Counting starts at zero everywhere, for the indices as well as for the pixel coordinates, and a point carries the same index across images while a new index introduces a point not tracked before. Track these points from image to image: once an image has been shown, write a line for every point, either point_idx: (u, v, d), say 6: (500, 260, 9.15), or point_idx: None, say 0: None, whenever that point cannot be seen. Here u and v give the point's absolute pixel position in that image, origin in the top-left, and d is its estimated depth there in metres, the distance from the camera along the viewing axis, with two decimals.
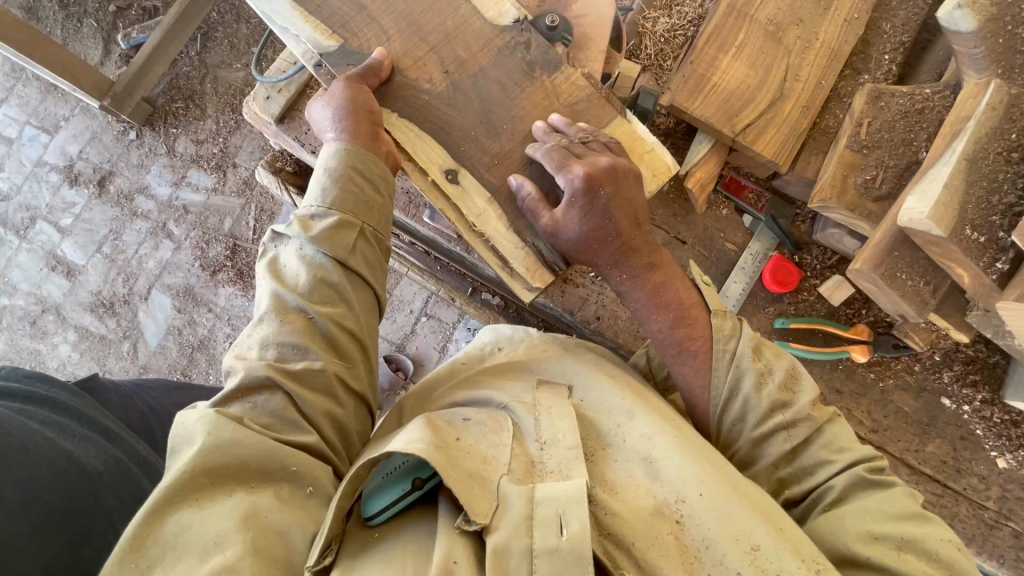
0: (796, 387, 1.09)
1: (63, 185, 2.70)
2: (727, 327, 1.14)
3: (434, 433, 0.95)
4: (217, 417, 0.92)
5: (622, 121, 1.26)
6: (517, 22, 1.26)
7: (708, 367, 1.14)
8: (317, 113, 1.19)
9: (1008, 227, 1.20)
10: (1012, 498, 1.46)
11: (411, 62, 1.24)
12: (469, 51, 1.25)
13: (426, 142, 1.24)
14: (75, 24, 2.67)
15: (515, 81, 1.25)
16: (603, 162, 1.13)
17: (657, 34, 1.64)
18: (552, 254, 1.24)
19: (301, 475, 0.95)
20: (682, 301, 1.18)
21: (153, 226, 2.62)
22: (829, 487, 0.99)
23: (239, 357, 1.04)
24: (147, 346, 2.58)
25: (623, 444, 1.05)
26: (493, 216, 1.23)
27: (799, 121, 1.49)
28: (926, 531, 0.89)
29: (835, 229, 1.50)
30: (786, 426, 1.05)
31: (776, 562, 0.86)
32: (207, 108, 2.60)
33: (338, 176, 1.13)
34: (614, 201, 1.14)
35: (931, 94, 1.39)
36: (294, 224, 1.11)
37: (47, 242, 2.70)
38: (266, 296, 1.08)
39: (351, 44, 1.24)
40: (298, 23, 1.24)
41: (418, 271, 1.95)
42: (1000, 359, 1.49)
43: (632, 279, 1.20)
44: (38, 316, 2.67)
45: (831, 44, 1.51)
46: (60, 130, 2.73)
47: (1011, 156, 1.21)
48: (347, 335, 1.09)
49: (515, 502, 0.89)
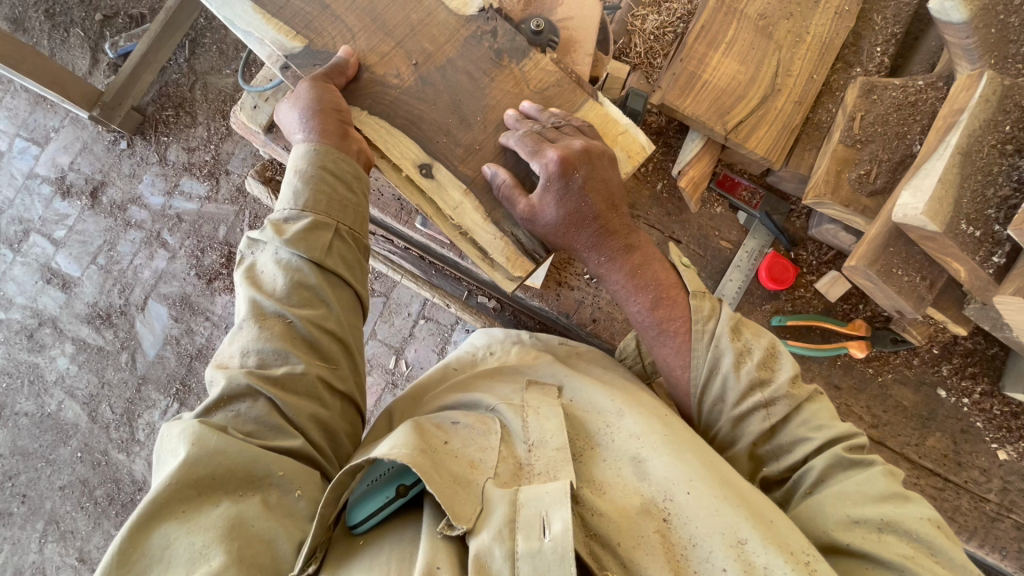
0: (775, 366, 1.08)
1: (56, 197, 2.68)
2: (705, 308, 1.13)
3: (420, 439, 0.97)
4: (200, 427, 0.92)
5: (596, 104, 1.25)
6: (482, 11, 1.25)
7: (688, 348, 1.12)
8: (285, 115, 1.17)
9: (1004, 220, 1.18)
10: (1013, 490, 1.46)
11: (379, 57, 1.22)
12: (436, 44, 1.23)
13: (398, 136, 1.22)
14: (61, 34, 2.64)
15: (484, 70, 1.23)
16: (577, 145, 1.12)
17: (646, 32, 1.62)
18: (532, 242, 1.22)
19: (286, 481, 0.94)
20: (661, 283, 1.16)
21: (147, 236, 2.60)
22: (808, 469, 0.99)
23: (221, 367, 1.02)
24: (146, 357, 2.57)
25: (610, 442, 1.04)
26: (470, 208, 1.21)
27: (791, 116, 1.47)
28: (907, 511, 0.89)
29: (830, 224, 1.48)
30: (765, 404, 1.04)
31: (763, 555, 0.84)
32: (197, 116, 2.58)
33: (311, 176, 1.11)
34: (588, 183, 1.12)
35: (924, 86, 1.38)
36: (269, 229, 1.10)
37: (42, 255, 2.69)
38: (243, 302, 1.06)
39: (317, 43, 1.22)
40: (260, 24, 1.22)
41: (412, 278, 1.91)
42: (999, 351, 1.49)
43: (610, 261, 1.17)
44: (35, 329, 2.66)
45: (823, 37, 1.49)
46: (50, 141, 2.71)
47: (1005, 148, 1.19)
48: (327, 337, 1.08)
49: (498, 506, 0.88)
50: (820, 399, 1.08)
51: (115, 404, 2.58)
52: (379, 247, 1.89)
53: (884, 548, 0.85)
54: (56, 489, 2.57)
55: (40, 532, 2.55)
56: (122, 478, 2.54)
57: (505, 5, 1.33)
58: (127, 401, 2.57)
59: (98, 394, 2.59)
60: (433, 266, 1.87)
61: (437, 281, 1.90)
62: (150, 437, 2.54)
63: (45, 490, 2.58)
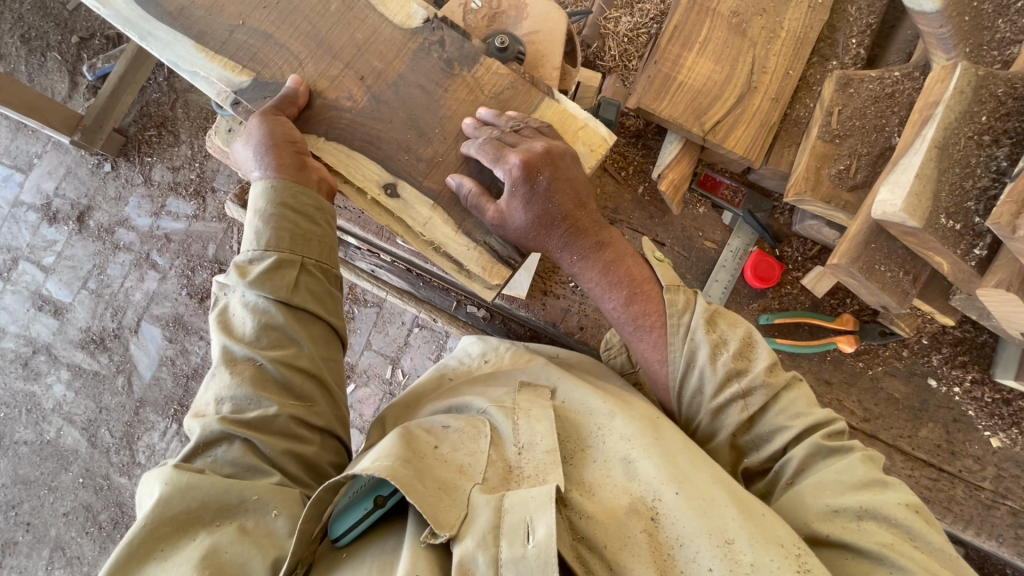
0: (751, 354, 1.07)
1: (43, 223, 2.67)
2: (679, 302, 1.12)
3: (406, 447, 0.98)
4: (173, 469, 0.96)
5: (552, 102, 1.22)
6: (426, 21, 1.23)
7: (665, 342, 1.12)
8: (240, 152, 1.16)
9: (984, 213, 1.17)
10: (1008, 477, 1.46)
11: (329, 82, 1.21)
12: (386, 60, 1.22)
13: (358, 159, 1.20)
14: (38, 59, 2.62)
15: (436, 81, 1.21)
16: (538, 146, 1.11)
17: (620, 34, 1.61)
18: (506, 248, 1.20)
19: (261, 503, 0.96)
20: (633, 277, 1.16)
21: (137, 258, 2.59)
22: (788, 459, 0.99)
23: (198, 416, 1.06)
24: (142, 379, 2.56)
25: (601, 444, 1.03)
26: (439, 222, 1.19)
27: (770, 113, 1.46)
28: (885, 497, 0.89)
29: (813, 220, 1.47)
30: (742, 394, 1.04)
31: (750, 553, 0.83)
32: (180, 134, 2.55)
33: (271, 215, 1.11)
34: (553, 184, 1.11)
35: (900, 77, 1.37)
36: (234, 272, 1.11)
37: (32, 282, 2.68)
38: (215, 349, 1.08)
39: (264, 75, 1.21)
40: (205, 63, 1.21)
41: (397, 293, 1.89)
42: (988, 338, 1.48)
43: (583, 260, 1.17)
44: (30, 357, 2.65)
45: (797, 31, 1.48)
46: (34, 168, 2.69)
47: (982, 138, 1.17)
48: (300, 375, 1.09)
49: (482, 511, 0.88)
50: (799, 386, 1.07)
51: (114, 428, 2.57)
52: (361, 260, 1.86)
53: (862, 537, 0.85)
54: (60, 515, 2.57)
55: (46, 559, 2.56)
56: (125, 501, 2.53)
57: (469, 24, 1.33)
58: (126, 424, 2.56)
59: (96, 419, 2.58)
60: (420, 278, 1.84)
61: (423, 294, 1.86)
62: (149, 460, 2.53)
63: (49, 516, 2.58)
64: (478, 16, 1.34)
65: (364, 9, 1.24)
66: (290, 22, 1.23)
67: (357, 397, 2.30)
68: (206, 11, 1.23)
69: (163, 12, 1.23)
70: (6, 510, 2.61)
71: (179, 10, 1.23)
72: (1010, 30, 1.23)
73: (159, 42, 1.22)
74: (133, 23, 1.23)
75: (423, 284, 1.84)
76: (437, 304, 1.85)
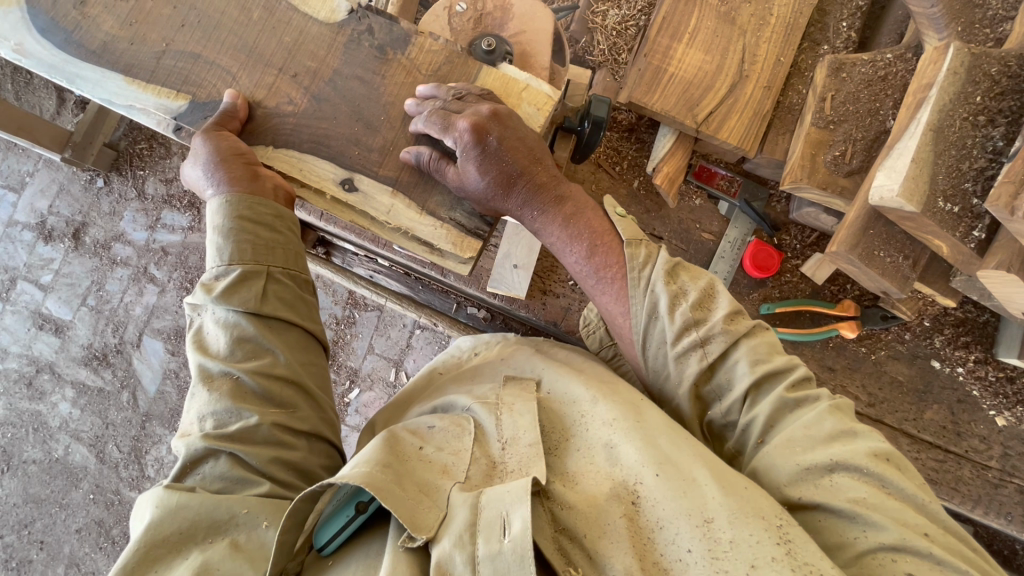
0: (712, 304, 1.01)
1: (39, 242, 2.66)
2: (641, 255, 1.06)
3: (390, 451, 1.01)
4: (164, 490, 0.99)
5: (491, 69, 1.20)
6: (350, 13, 1.22)
7: (626, 293, 1.07)
8: (192, 174, 1.16)
9: (982, 193, 1.16)
10: (1014, 455, 1.47)
11: (266, 90, 1.20)
12: (318, 59, 1.21)
13: (308, 161, 1.18)
14: (25, 77, 2.60)
15: (372, 69, 1.20)
16: (484, 109, 1.09)
17: (608, 28, 1.61)
18: (472, 220, 1.17)
19: (251, 517, 0.98)
20: (594, 229, 1.11)
21: (135, 272, 2.58)
22: (755, 417, 0.95)
23: (183, 437, 1.06)
24: (146, 394, 2.56)
25: (585, 430, 1.02)
26: (402, 208, 1.17)
27: (762, 102, 1.45)
28: (853, 447, 0.86)
29: (810, 208, 1.47)
30: (700, 344, 0.98)
31: (729, 531, 0.81)
32: (171, 147, 2.53)
33: (230, 230, 1.11)
34: (505, 143, 1.08)
35: (893, 59, 1.35)
36: (200, 291, 1.11)
37: (31, 302, 2.68)
38: (192, 368, 1.10)
39: (201, 95, 1.20)
40: (138, 95, 1.20)
41: (397, 299, 1.87)
42: (990, 317, 1.48)
43: (544, 215, 1.13)
44: (33, 376, 2.66)
45: (787, 17, 1.46)
46: (27, 186, 2.68)
47: (977, 119, 1.15)
48: (279, 384, 1.10)
49: (459, 511, 0.90)
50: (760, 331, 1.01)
51: (121, 443, 2.57)
52: (358, 266, 1.88)
53: (832, 495, 0.84)
54: (72, 532, 2.58)
55: None
56: None
57: (454, 27, 1.31)
58: (133, 439, 2.56)
59: (104, 435, 2.59)
60: (419, 281, 1.84)
61: (423, 298, 1.85)
62: (158, 473, 2.53)
63: (62, 534, 2.59)
64: (464, 19, 1.32)
65: (287, 12, 1.22)
66: (216, 38, 1.22)
67: (361, 401, 2.29)
68: (129, 43, 1.21)
69: (87, 51, 1.22)
70: (18, 529, 2.63)
71: (102, 47, 1.22)
72: (1002, 7, 1.22)
73: (88, 82, 1.21)
74: (58, 67, 1.21)
75: (422, 288, 1.85)
76: (437, 307, 1.84)
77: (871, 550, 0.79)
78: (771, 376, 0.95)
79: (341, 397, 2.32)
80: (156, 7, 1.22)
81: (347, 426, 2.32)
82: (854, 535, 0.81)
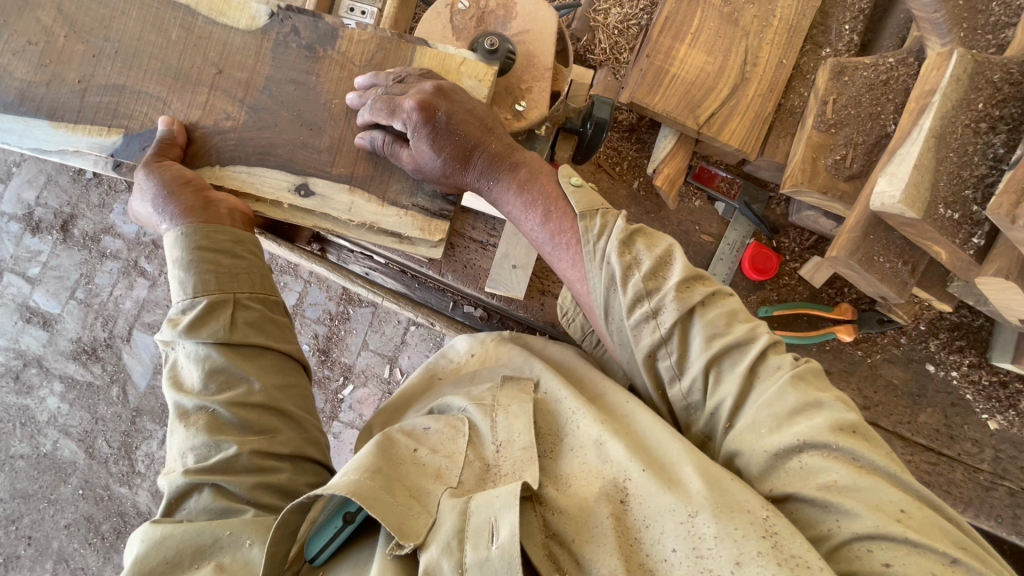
0: (666, 272, 0.95)
1: (26, 234, 2.60)
2: (596, 227, 1.01)
3: (383, 456, 1.00)
4: (149, 526, 1.01)
5: (425, 49, 1.18)
6: (271, 17, 1.20)
7: (582, 258, 1.03)
8: (143, 211, 1.14)
9: (982, 201, 1.16)
10: (1005, 459, 1.48)
11: (200, 110, 1.18)
12: (247, 69, 1.19)
13: (258, 172, 1.17)
14: None
15: (305, 70, 1.18)
16: (428, 86, 1.08)
17: (610, 27, 1.60)
18: (435, 203, 1.17)
19: (234, 538, 0.98)
20: (547, 194, 1.07)
21: (125, 265, 2.54)
22: (722, 400, 0.90)
23: (167, 473, 1.07)
24: (137, 388, 2.53)
25: (576, 430, 1.00)
26: (363, 204, 1.16)
27: (764, 104, 1.44)
28: (815, 421, 0.83)
29: (809, 211, 1.47)
30: (652, 315, 0.93)
31: (713, 526, 0.79)
32: None
33: (190, 262, 1.09)
34: (455, 117, 1.07)
35: (895, 64, 1.35)
36: (167, 328, 1.09)
37: (18, 295, 2.63)
38: (169, 405, 1.09)
39: (135, 126, 1.19)
40: (69, 138, 1.19)
41: (392, 297, 1.83)
42: (984, 321, 1.49)
43: (500, 187, 1.10)
44: (21, 370, 2.61)
45: (789, 19, 1.46)
46: (13, 176, 2.61)
47: (978, 126, 1.16)
48: (258, 412, 1.08)
49: (448, 517, 0.90)
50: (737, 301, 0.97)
51: (111, 438, 2.53)
52: (355, 263, 1.81)
53: (802, 483, 0.81)
54: (61, 528, 2.55)
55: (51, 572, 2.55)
56: (127, 511, 2.51)
57: (455, 27, 1.29)
58: (123, 434, 2.53)
59: (93, 430, 2.55)
60: (416, 279, 1.81)
61: (419, 295, 1.82)
62: (149, 469, 2.50)
63: (50, 530, 2.56)
64: (466, 17, 1.29)
65: (204, 27, 1.20)
66: (138, 66, 1.19)
67: (355, 398, 2.28)
68: (48, 86, 1.20)
69: (7, 102, 1.20)
70: (6, 525, 2.60)
71: (21, 94, 1.20)
72: (1005, 13, 1.22)
73: (15, 135, 1.20)
74: None
75: (419, 286, 1.81)
76: (434, 306, 1.81)
77: (847, 541, 0.76)
78: (728, 350, 0.91)
79: (336, 393, 2.30)
80: (68, 44, 1.20)
81: (341, 423, 2.30)
82: (828, 526, 0.78)
